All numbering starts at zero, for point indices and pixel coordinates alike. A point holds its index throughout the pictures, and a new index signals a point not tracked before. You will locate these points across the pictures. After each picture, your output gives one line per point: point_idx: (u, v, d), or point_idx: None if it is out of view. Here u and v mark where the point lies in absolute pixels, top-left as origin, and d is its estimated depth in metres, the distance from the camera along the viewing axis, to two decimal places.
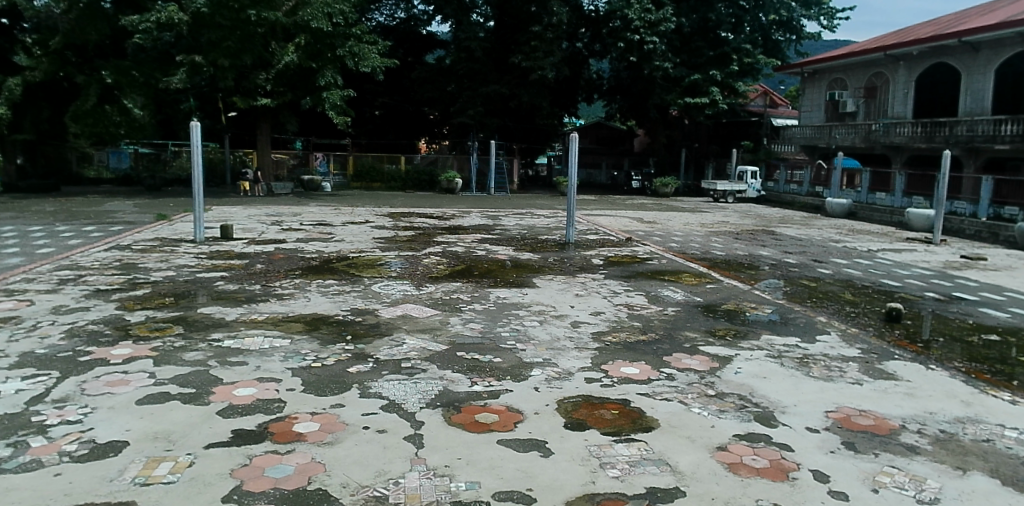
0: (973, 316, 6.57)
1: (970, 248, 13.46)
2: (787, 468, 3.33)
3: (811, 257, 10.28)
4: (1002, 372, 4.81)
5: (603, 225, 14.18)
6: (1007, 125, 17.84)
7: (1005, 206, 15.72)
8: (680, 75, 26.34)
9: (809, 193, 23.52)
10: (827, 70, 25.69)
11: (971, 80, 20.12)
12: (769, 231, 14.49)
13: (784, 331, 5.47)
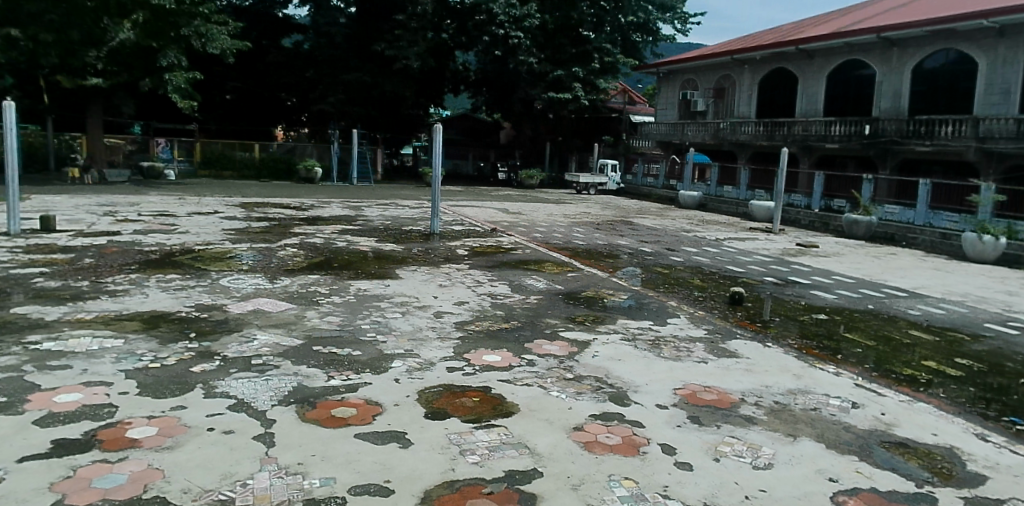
0: (805, 297, 7.26)
1: (803, 236, 14.85)
2: (638, 443, 3.53)
3: (665, 246, 10.88)
4: (828, 347, 5.46)
5: (469, 215, 14.28)
6: (837, 126, 19.88)
7: (834, 199, 17.80)
8: (544, 71, 27.07)
9: (664, 186, 24.91)
10: (681, 71, 27.50)
11: (806, 84, 22.17)
12: (627, 222, 15.20)
13: (639, 315, 5.75)
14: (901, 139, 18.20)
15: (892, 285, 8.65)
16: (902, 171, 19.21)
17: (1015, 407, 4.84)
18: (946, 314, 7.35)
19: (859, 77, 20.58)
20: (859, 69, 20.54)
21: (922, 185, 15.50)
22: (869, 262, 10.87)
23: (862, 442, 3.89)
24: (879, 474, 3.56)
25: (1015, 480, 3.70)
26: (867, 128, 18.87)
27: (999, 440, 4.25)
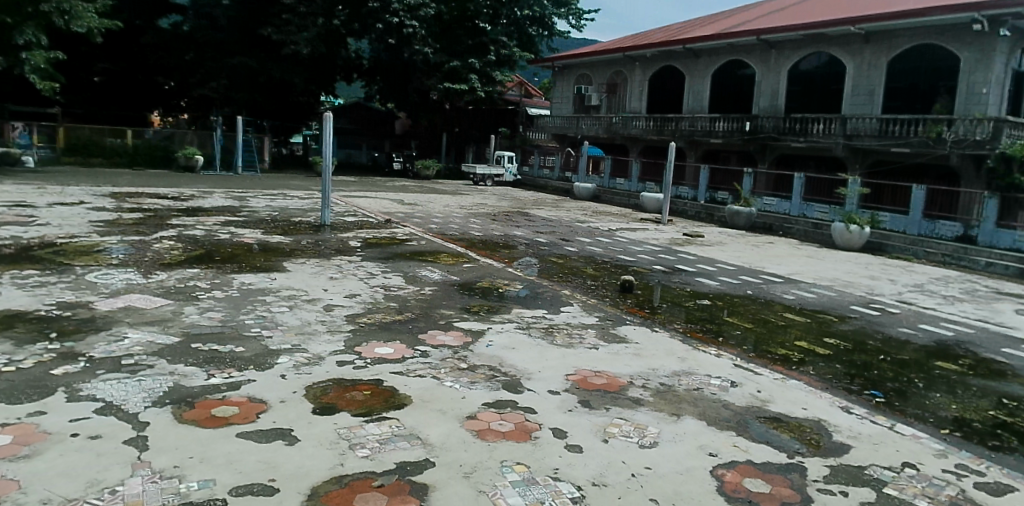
0: (690, 284, 7.64)
1: (691, 226, 15.59)
2: (530, 428, 3.59)
3: (560, 236, 11.11)
4: (710, 330, 5.79)
5: (362, 206, 14.01)
6: (720, 123, 21.10)
7: (719, 192, 19.29)
8: (440, 61, 27.40)
9: (560, 178, 25.74)
10: (575, 66, 28.20)
11: (693, 81, 23.28)
12: (523, 213, 15.41)
13: (533, 304, 5.85)
14: (778, 135, 19.46)
15: (769, 272, 9.25)
16: (778, 165, 20.48)
17: (875, 382, 5.37)
18: (817, 297, 7.96)
19: (740, 76, 21.84)
20: (740, 69, 21.82)
21: (797, 178, 16.97)
22: (750, 250, 11.57)
23: (740, 418, 4.15)
24: (754, 447, 3.82)
25: (872, 447, 4.09)
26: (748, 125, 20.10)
27: (861, 412, 4.68)
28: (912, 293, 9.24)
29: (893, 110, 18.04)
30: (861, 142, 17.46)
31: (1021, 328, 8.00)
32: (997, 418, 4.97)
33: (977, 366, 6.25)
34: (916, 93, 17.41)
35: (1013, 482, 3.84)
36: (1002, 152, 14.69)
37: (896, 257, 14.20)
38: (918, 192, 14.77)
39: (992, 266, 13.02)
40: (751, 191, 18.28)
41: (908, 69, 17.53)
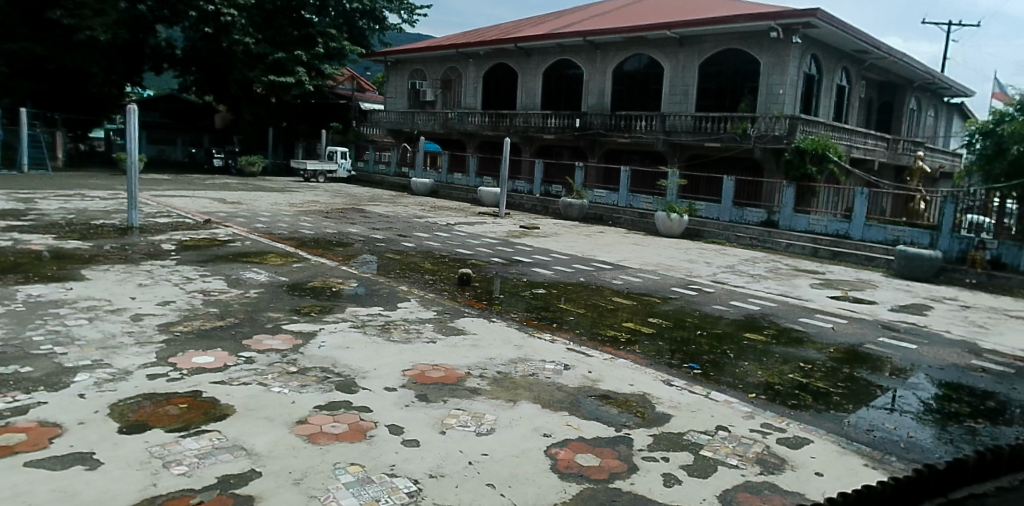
0: (526, 274, 7.92)
1: (527, 218, 16.15)
2: (364, 428, 3.52)
3: (397, 232, 11.00)
4: (547, 317, 6.03)
5: (177, 206, 13.00)
6: (552, 119, 22.02)
7: (553, 185, 20.31)
8: (263, 52, 26.39)
9: (395, 174, 25.99)
10: (409, 60, 28.03)
11: (525, 79, 24.05)
12: (358, 209, 15.10)
13: (369, 302, 5.75)
14: (605, 131, 20.63)
15: (600, 260, 9.80)
16: (606, 159, 21.75)
17: (693, 355, 5.86)
18: (642, 281, 8.56)
19: (569, 75, 22.95)
20: (569, 68, 22.88)
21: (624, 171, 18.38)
22: (583, 240, 12.18)
23: (572, 399, 4.36)
24: (586, 424, 4.01)
25: (690, 414, 4.46)
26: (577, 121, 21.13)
27: (681, 384, 5.09)
28: (725, 273, 10.23)
29: (705, 108, 19.83)
30: (678, 138, 19.01)
31: (814, 300, 9.14)
32: (794, 380, 5.63)
33: (778, 335, 7.05)
34: (725, 93, 19.26)
35: (807, 435, 4.38)
36: (796, 146, 16.56)
37: (711, 241, 16.09)
38: (729, 183, 16.67)
39: (790, 246, 15.13)
40: (583, 184, 19.25)
41: (717, 71, 19.33)
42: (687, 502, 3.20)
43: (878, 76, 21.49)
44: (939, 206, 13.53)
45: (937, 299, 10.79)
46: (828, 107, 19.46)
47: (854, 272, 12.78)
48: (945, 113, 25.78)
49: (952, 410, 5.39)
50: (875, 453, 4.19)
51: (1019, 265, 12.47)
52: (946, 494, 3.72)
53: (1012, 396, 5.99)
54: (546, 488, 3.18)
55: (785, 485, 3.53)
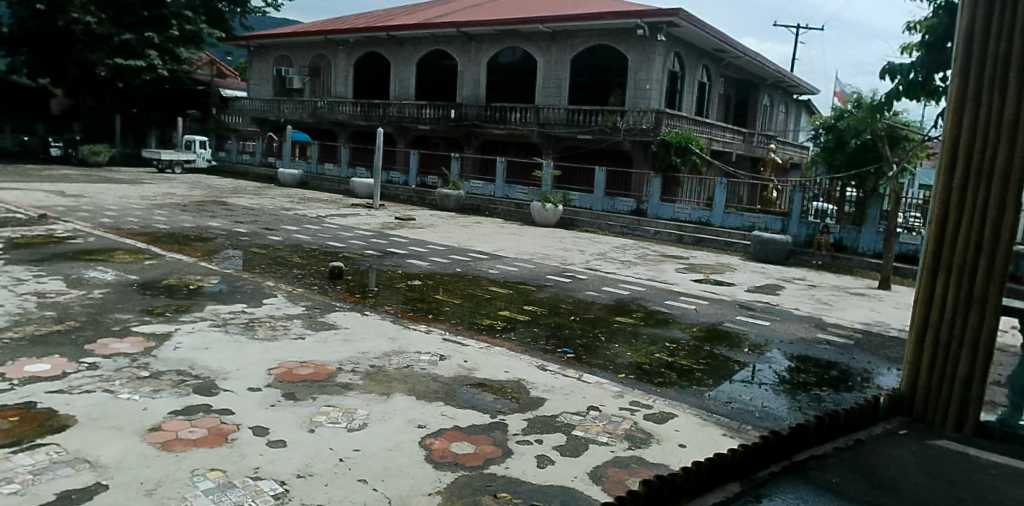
0: (401, 266, 7.90)
1: (401, 210, 15.99)
2: (226, 431, 3.35)
3: (263, 225, 10.53)
4: (422, 309, 6.05)
5: (6, 200, 11.73)
6: (427, 110, 21.91)
7: (428, 176, 20.62)
8: (107, 33, 24.06)
9: (261, 164, 25.16)
10: (274, 46, 26.82)
11: (398, 68, 23.74)
12: (220, 202, 14.31)
13: (231, 299, 5.47)
14: (481, 123, 20.75)
15: (476, 250, 9.91)
16: (483, 151, 21.97)
17: (567, 340, 6.07)
18: (518, 269, 8.76)
19: (443, 66, 22.94)
20: (443, 59, 22.85)
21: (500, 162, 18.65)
22: (459, 231, 12.24)
23: (448, 388, 4.38)
24: (460, 413, 4.05)
25: (564, 397, 4.62)
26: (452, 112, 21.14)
27: (555, 368, 5.25)
28: (597, 260, 10.67)
29: (578, 101, 20.48)
30: (552, 130, 19.51)
31: (678, 283, 9.73)
32: (662, 359, 5.96)
33: (646, 317, 7.45)
34: (596, 87, 19.98)
35: (672, 410, 4.66)
36: (662, 139, 17.57)
37: (585, 230, 16.74)
38: (600, 173, 17.38)
39: (658, 234, 15.97)
40: (459, 175, 19.51)
41: (589, 66, 20.04)
42: (560, 481, 3.32)
43: (735, 74, 23.07)
44: (790, 195, 14.70)
45: (787, 279, 11.82)
46: (691, 102, 20.65)
47: (715, 256, 13.71)
48: (794, 109, 28.14)
49: (801, 380, 5.94)
50: (732, 423, 4.54)
51: (857, 247, 13.94)
52: (784, 457, 3.26)
53: (851, 365, 6.65)
54: (421, 479, 3.18)
55: (651, 459, 3.73)
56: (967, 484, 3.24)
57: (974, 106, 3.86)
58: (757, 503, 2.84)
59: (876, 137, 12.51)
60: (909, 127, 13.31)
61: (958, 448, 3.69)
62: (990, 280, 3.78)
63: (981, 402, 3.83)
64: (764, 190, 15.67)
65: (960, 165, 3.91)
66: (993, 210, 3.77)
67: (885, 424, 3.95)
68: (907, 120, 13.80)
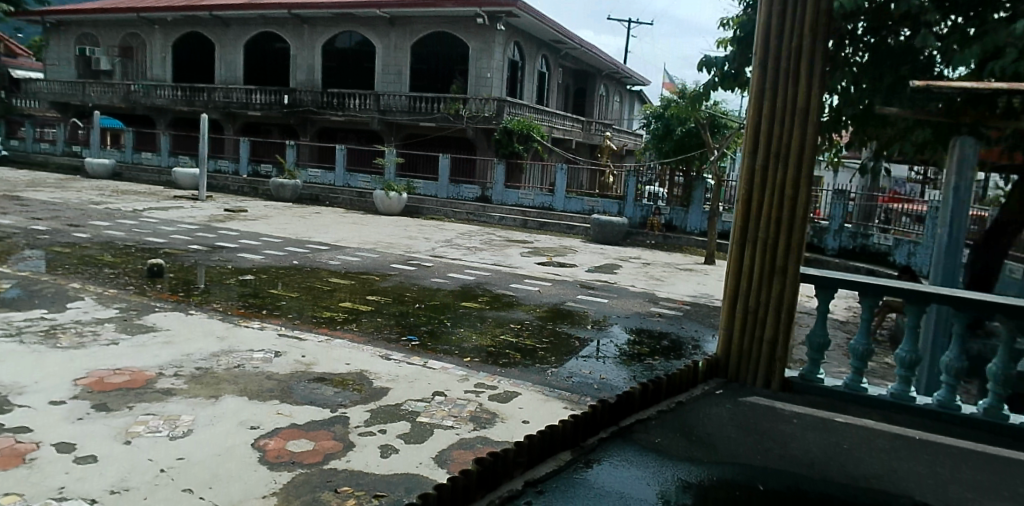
0: (231, 261, 7.53)
1: (232, 202, 15.10)
2: (23, 451, 3.05)
3: (67, 221, 9.51)
4: (255, 305, 5.84)
5: None
6: (257, 95, 20.83)
7: (261, 165, 19.87)
8: None
9: (64, 152, 22.66)
10: (74, 23, 24.06)
11: (224, 51, 22.31)
12: (13, 197, 12.69)
13: (28, 305, 4.94)
14: (317, 109, 20.15)
15: (315, 242, 9.67)
16: (320, 138, 21.42)
17: (412, 327, 6.10)
18: (360, 260, 8.70)
19: (275, 49, 21.87)
20: (275, 42, 21.82)
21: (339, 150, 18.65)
22: (297, 223, 11.83)
23: (284, 386, 4.25)
24: (297, 410, 3.94)
25: (407, 385, 4.64)
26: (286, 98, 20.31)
27: (399, 357, 5.25)
28: (443, 247, 10.80)
29: (419, 88, 20.42)
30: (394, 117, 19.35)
31: (523, 267, 10.08)
32: (508, 341, 6.16)
33: (491, 301, 7.65)
34: (437, 76, 20.04)
35: (516, 388, 4.84)
36: (504, 127, 17.90)
37: (430, 217, 16.89)
38: (445, 161, 17.63)
39: (503, 219, 16.49)
40: (295, 163, 19.28)
41: (429, 54, 20.09)
42: (404, 469, 3.32)
43: (573, 65, 24.12)
44: (625, 180, 15.93)
45: (624, 258, 12.62)
46: (532, 91, 21.26)
47: (558, 239, 14.32)
48: (628, 99, 29.89)
49: (637, 351, 6.41)
50: (573, 396, 4.80)
51: (686, 226, 15.23)
52: (605, 427, 3.35)
53: (681, 335, 7.29)
54: (254, 482, 3.06)
55: (495, 437, 3.86)
56: (774, 434, 3.45)
57: (772, 88, 3.94)
58: (586, 469, 2.95)
59: (698, 125, 13.60)
60: (726, 115, 14.67)
61: (767, 402, 3.90)
62: (790, 252, 3.95)
63: (785, 362, 4.04)
64: (602, 176, 16.58)
65: (761, 148, 4.01)
66: (791, 187, 3.92)
67: (704, 385, 4.12)
68: (724, 109, 15.11)
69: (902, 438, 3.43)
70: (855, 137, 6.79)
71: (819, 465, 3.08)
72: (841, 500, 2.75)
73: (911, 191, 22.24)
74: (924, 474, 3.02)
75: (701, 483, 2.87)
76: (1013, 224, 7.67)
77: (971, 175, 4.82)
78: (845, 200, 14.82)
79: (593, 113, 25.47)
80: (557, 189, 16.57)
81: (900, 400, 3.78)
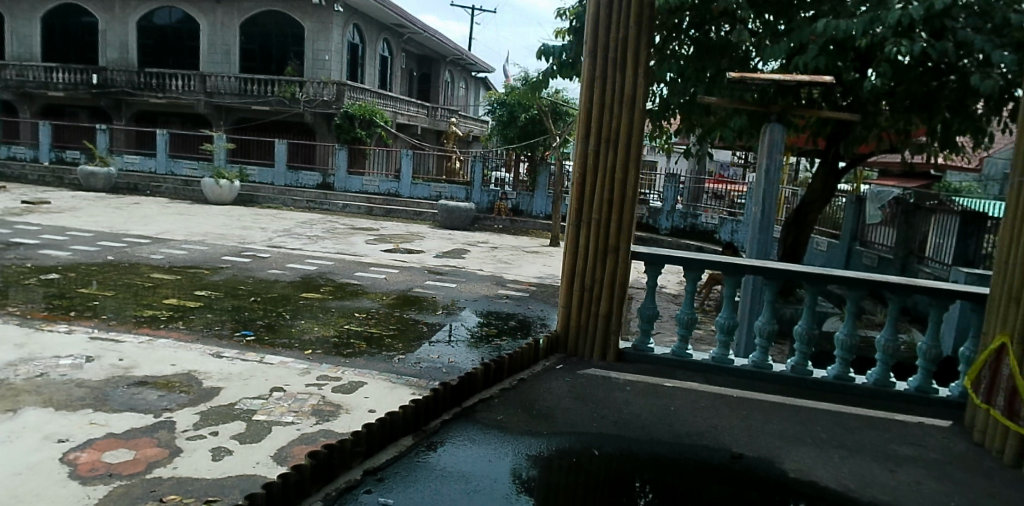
0: (32, 259, 6.80)
1: (32, 193, 13.50)
2: None
3: None
4: (62, 306, 5.38)
5: None
6: (58, 74, 18.94)
7: (65, 151, 17.91)
8: None
9: None
10: None
11: (17, 24, 20.04)
12: None
13: None
14: (133, 90, 18.60)
15: (133, 235, 9.00)
16: (138, 122, 19.81)
17: (248, 323, 5.86)
18: (186, 254, 8.26)
19: (80, 24, 19.78)
20: (80, 16, 19.71)
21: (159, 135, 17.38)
22: (114, 214, 10.87)
23: (97, 393, 3.93)
24: (113, 419, 3.66)
25: (242, 383, 4.45)
26: (95, 77, 18.60)
27: (232, 354, 5.03)
28: (281, 237, 10.55)
29: (250, 70, 19.39)
30: (223, 99, 18.42)
31: (368, 255, 9.97)
32: (353, 330, 6.11)
33: (335, 291, 7.52)
34: (270, 57, 19.17)
35: (362, 378, 4.79)
36: (346, 111, 17.68)
37: (266, 206, 16.23)
38: (281, 146, 17.18)
39: (347, 207, 16.22)
40: (108, 149, 17.83)
41: (260, 33, 19.14)
42: (239, 471, 3.20)
43: (416, 50, 23.98)
44: (472, 165, 16.28)
45: (472, 243, 12.85)
46: (373, 75, 20.86)
47: (406, 226, 14.27)
48: (473, 85, 30.19)
49: (486, 333, 6.62)
50: (420, 382, 4.85)
51: (531, 211, 16.01)
52: (448, 410, 3.40)
53: (528, 315, 7.59)
54: (63, 500, 2.82)
55: (339, 429, 3.81)
56: (608, 402, 3.69)
57: (602, 76, 4.15)
58: (428, 452, 2.97)
59: (540, 111, 14.02)
60: (568, 103, 15.34)
61: (602, 373, 4.16)
62: (622, 232, 4.19)
63: (619, 334, 4.31)
64: (448, 161, 16.89)
65: (593, 133, 4.22)
66: (622, 170, 4.15)
67: (545, 362, 4.31)
68: (565, 97, 15.64)
69: (721, 397, 3.82)
70: (684, 123, 7.58)
71: (648, 427, 3.36)
72: (666, 458, 3.03)
73: (732, 174, 24.55)
74: (739, 428, 3.40)
75: (542, 454, 3.01)
76: (819, 201, 8.67)
77: (779, 157, 5.41)
78: (676, 183, 16.05)
79: (438, 98, 25.51)
80: (403, 176, 16.62)
81: (720, 362, 4.22)
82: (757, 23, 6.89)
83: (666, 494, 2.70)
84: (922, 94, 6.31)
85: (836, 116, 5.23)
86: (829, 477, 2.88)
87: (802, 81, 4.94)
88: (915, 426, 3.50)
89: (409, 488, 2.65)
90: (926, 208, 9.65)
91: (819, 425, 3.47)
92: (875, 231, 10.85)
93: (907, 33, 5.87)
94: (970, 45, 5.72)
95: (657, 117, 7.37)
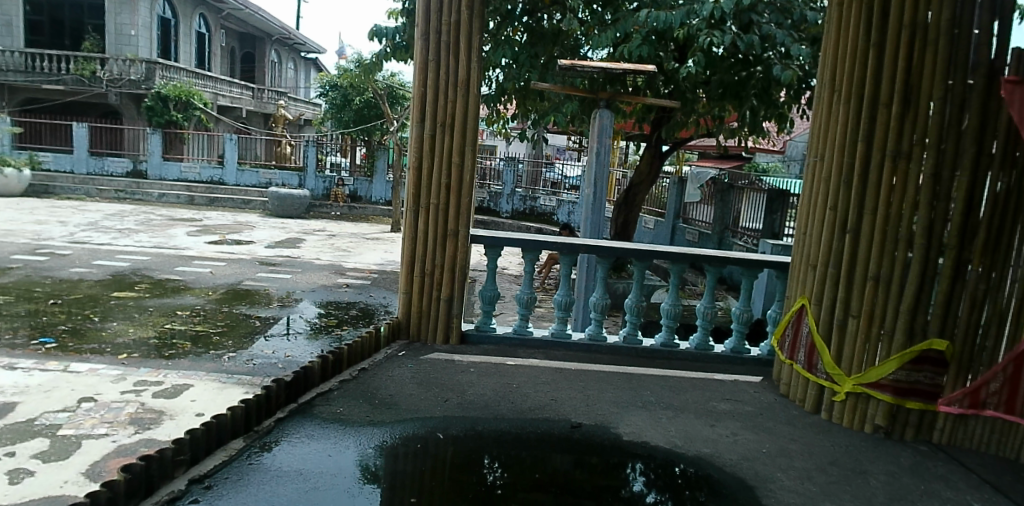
0: None
1: None
2: None
3: None
4: None
5: None
6: None
7: None
8: None
9: None
10: None
11: None
12: None
13: None
14: None
15: None
16: None
17: (46, 329, 5.26)
18: None
19: None
20: None
21: None
22: None
23: None
24: None
25: (42, 396, 3.98)
26: None
27: (28, 364, 4.47)
28: (84, 231, 9.49)
29: (38, 44, 17.52)
30: (5, 77, 16.42)
31: (190, 247, 9.25)
32: (176, 330, 5.66)
33: (152, 289, 6.89)
34: (62, 30, 17.51)
35: (187, 380, 4.45)
36: (157, 92, 16.07)
37: (64, 197, 14.47)
38: (81, 130, 15.43)
39: (164, 197, 14.93)
40: None
41: (49, 3, 17.38)
42: (42, 493, 2.87)
43: (237, 27, 22.52)
44: (304, 151, 15.58)
45: (308, 231, 12.36)
46: (189, 54, 19.23)
47: (232, 215, 13.39)
48: (303, 67, 28.88)
49: (325, 324, 6.42)
50: (254, 380, 4.61)
51: (370, 197, 15.90)
52: (281, 408, 3.25)
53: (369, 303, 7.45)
54: None
55: (162, 436, 3.53)
56: (451, 385, 3.76)
57: (436, 59, 4.13)
58: (262, 452, 2.85)
59: (376, 96, 13.69)
60: (404, 87, 15.32)
61: (446, 356, 4.22)
62: (461, 217, 4.24)
63: (461, 318, 4.39)
64: (278, 146, 16.16)
65: (428, 117, 4.20)
66: (458, 155, 4.19)
67: (388, 349, 4.28)
68: (400, 81, 15.63)
69: (560, 371, 4.03)
70: (519, 108, 7.79)
71: (491, 405, 3.48)
72: (510, 433, 3.16)
73: (566, 157, 25.74)
74: (578, 398, 3.62)
75: (386, 443, 3.00)
76: (645, 183, 9.32)
77: (608, 141, 5.73)
78: (514, 167, 16.52)
79: (264, 80, 24.15)
80: (227, 162, 15.71)
81: (559, 338, 4.46)
82: (587, 12, 7.35)
83: (512, 467, 2.83)
84: (732, 83, 6.82)
85: (658, 103, 5.57)
86: (658, 437, 3.16)
87: (627, 69, 5.26)
88: (731, 383, 3.92)
89: (240, 492, 2.52)
90: (739, 187, 10.76)
91: (651, 390, 3.78)
92: (696, 209, 11.93)
93: (719, 26, 6.45)
94: (773, 39, 6.41)
95: (493, 102, 7.45)
